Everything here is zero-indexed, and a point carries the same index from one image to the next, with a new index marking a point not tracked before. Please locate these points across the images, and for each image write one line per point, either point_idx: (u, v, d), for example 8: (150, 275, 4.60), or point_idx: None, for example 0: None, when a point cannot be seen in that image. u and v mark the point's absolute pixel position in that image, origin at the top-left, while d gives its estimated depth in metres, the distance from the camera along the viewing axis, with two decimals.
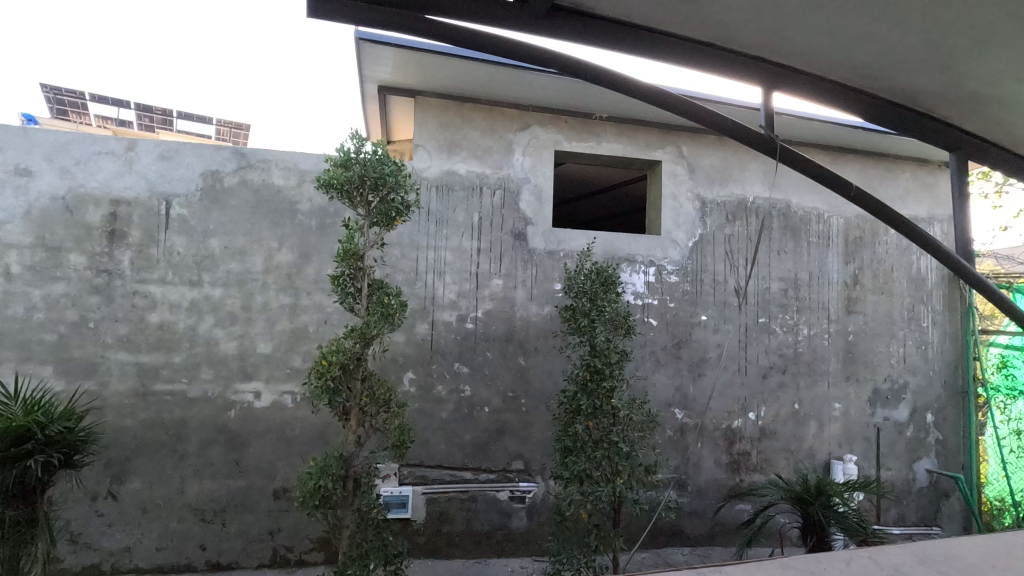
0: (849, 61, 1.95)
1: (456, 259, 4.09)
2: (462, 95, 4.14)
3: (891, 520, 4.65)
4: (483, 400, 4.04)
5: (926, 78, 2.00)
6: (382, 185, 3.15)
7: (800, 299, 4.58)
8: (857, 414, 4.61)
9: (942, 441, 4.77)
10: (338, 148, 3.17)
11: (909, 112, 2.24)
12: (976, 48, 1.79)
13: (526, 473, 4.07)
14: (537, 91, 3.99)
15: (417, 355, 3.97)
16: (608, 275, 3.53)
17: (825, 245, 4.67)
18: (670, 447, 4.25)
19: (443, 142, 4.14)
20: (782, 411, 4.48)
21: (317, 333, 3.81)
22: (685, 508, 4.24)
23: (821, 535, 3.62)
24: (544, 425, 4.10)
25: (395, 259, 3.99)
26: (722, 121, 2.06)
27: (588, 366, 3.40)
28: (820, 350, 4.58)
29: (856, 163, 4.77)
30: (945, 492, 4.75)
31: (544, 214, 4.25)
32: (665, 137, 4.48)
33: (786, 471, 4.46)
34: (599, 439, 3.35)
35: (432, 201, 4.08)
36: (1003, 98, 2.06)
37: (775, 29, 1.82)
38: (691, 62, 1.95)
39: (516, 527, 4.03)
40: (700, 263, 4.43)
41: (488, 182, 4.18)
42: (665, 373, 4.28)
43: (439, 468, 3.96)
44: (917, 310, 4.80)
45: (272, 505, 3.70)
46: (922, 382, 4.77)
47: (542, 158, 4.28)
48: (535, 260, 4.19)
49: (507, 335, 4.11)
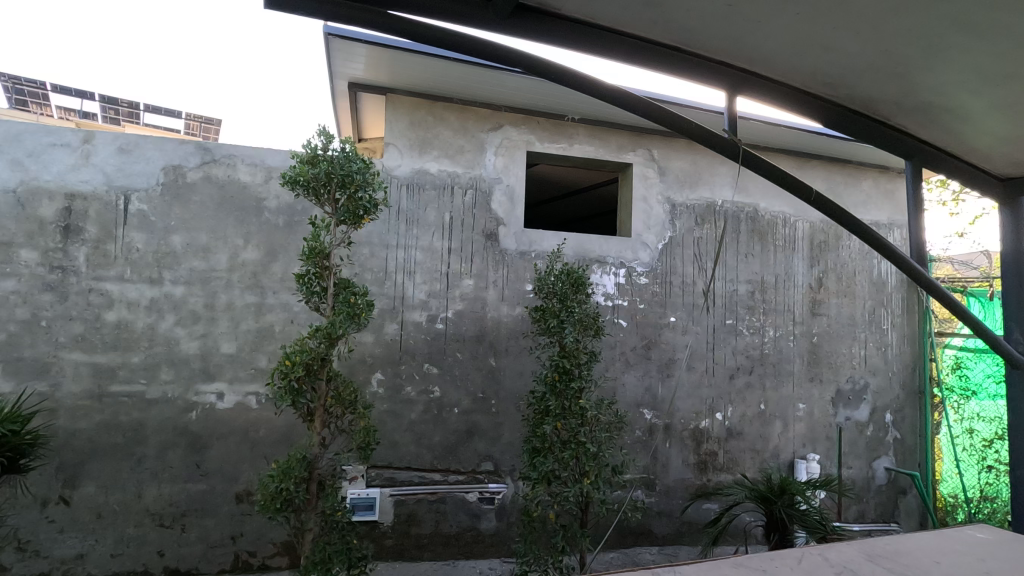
0: (809, 68, 1.99)
1: (427, 258, 4.05)
2: (435, 94, 4.11)
3: (852, 517, 4.77)
4: (453, 401, 4.01)
5: (882, 87, 2.06)
6: (349, 183, 3.11)
7: (767, 302, 4.67)
8: (820, 414, 4.73)
9: (900, 440, 4.92)
10: (304, 145, 3.11)
11: (866, 120, 2.30)
12: (929, 59, 1.84)
13: (495, 474, 4.06)
14: (510, 91, 3.98)
15: (386, 356, 3.92)
16: (578, 275, 3.53)
17: (791, 249, 4.77)
18: (638, 447, 4.28)
19: (414, 141, 4.10)
20: (748, 411, 4.56)
21: (283, 332, 3.73)
22: (653, 508, 4.29)
23: (783, 533, 3.69)
24: (513, 426, 4.09)
25: (365, 258, 3.94)
26: (686, 124, 2.08)
27: (557, 367, 3.40)
28: (785, 352, 4.68)
29: (821, 169, 4.89)
30: (902, 490, 4.90)
31: (516, 215, 4.25)
32: (636, 140, 4.52)
33: (752, 470, 4.54)
34: (567, 439, 3.35)
35: (402, 200, 4.04)
36: (954, 108, 2.13)
37: (738, 34, 1.85)
38: (655, 65, 1.98)
39: (485, 528, 4.01)
40: (670, 265, 4.48)
41: (460, 182, 4.16)
42: (634, 374, 4.32)
43: (408, 469, 3.91)
44: (878, 312, 4.95)
45: (234, 509, 3.61)
46: (882, 383, 4.91)
47: (515, 159, 4.28)
48: (506, 261, 4.19)
49: (478, 335, 4.09)
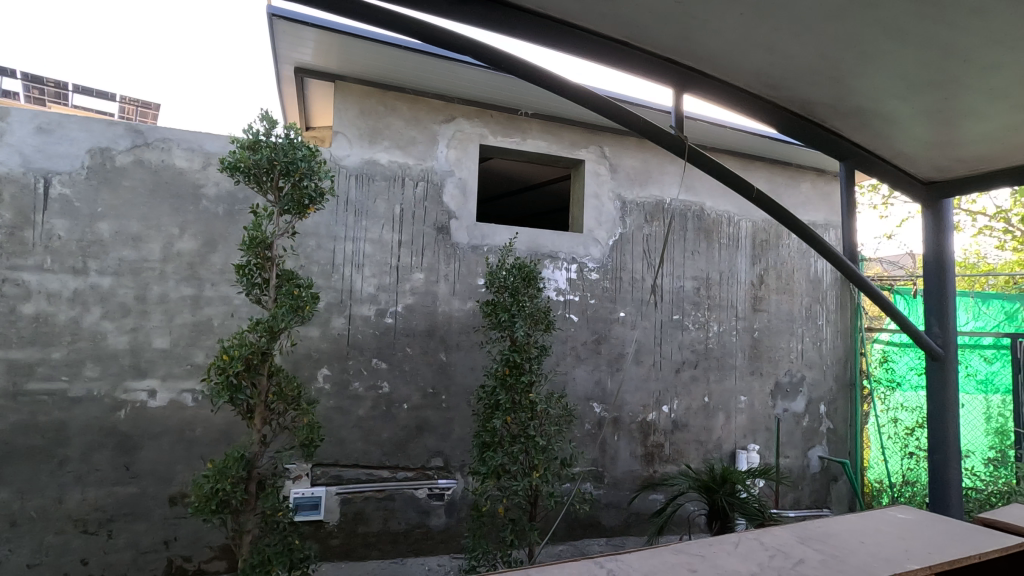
0: (751, 68, 2.05)
1: (376, 251, 3.96)
2: (386, 83, 4.02)
3: (788, 504, 5.00)
4: (402, 397, 3.94)
5: (818, 90, 2.15)
6: (293, 171, 2.99)
7: (711, 298, 4.82)
8: (760, 406, 4.92)
9: (832, 430, 5.19)
10: (244, 130, 2.97)
11: (804, 122, 2.39)
12: (862, 64, 1.93)
13: (445, 470, 4.02)
14: (465, 83, 3.94)
15: (333, 351, 3.81)
16: (529, 270, 3.54)
17: (735, 247, 4.94)
18: (588, 440, 4.34)
19: (364, 130, 4.00)
20: (693, 404, 4.69)
21: (223, 327, 3.57)
22: (601, 500, 4.36)
23: (724, 521, 3.83)
24: (464, 421, 4.06)
25: (311, 250, 3.81)
26: (634, 119, 2.10)
27: (507, 361, 3.40)
28: (728, 346, 4.84)
29: (763, 170, 5.08)
30: (833, 477, 5.18)
31: (468, 209, 4.21)
32: (589, 137, 4.57)
33: (696, 461, 4.68)
34: (516, 433, 3.37)
35: (351, 191, 3.93)
36: (884, 113, 2.25)
37: (685, 31, 1.88)
38: (603, 59, 1.99)
39: (434, 524, 3.96)
40: (620, 261, 4.56)
41: (411, 174, 4.08)
42: (585, 368, 4.37)
43: (355, 467, 3.82)
44: (814, 309, 5.19)
45: (168, 512, 3.43)
46: (817, 376, 5.16)
47: (467, 152, 4.23)
48: (458, 255, 4.14)
49: (429, 330, 4.03)
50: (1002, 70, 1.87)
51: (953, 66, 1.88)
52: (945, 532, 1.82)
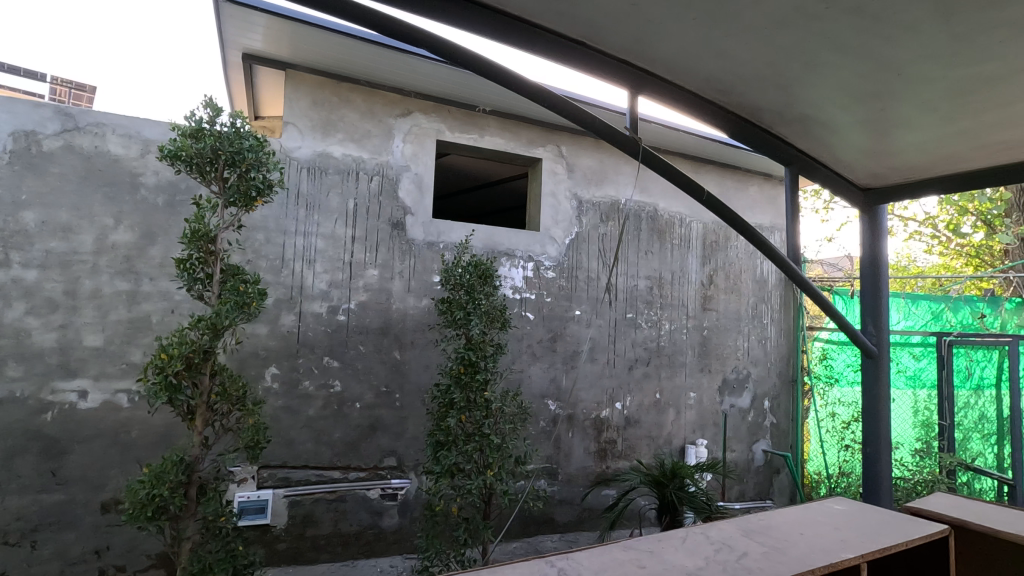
0: (703, 73, 2.10)
1: (328, 246, 3.85)
2: (341, 74, 3.91)
3: (734, 496, 5.18)
4: (355, 396, 3.85)
5: (766, 97, 2.22)
6: (239, 161, 2.86)
7: (663, 297, 4.94)
8: (709, 402, 5.08)
9: (776, 424, 5.41)
10: (187, 117, 2.83)
11: (753, 127, 2.47)
12: (807, 72, 2.00)
13: (398, 470, 3.96)
14: (422, 77, 3.88)
15: (281, 348, 3.69)
16: (485, 267, 3.52)
17: (686, 248, 5.07)
18: (542, 437, 4.37)
19: (317, 122, 3.88)
20: (645, 400, 4.79)
21: (162, 324, 3.39)
22: (555, 497, 4.39)
23: (674, 515, 3.93)
24: (418, 420, 4.01)
25: (259, 245, 3.67)
26: (589, 119, 2.11)
27: (462, 360, 3.37)
28: (679, 344, 4.97)
29: (714, 173, 5.24)
30: (776, 469, 5.40)
31: (424, 205, 4.15)
32: (547, 135, 4.58)
33: (648, 456, 4.79)
34: (471, 432, 3.35)
35: (302, 184, 3.80)
36: (825, 120, 2.35)
37: (640, 34, 1.90)
38: (560, 58, 1.99)
39: (386, 525, 3.90)
40: (576, 260, 4.60)
41: (366, 168, 3.99)
42: (540, 366, 4.39)
43: (305, 468, 3.71)
44: (760, 308, 5.39)
45: (100, 520, 3.23)
46: (762, 372, 5.36)
47: (424, 147, 4.17)
48: (413, 251, 4.08)
49: (383, 328, 3.96)
50: (931, 84, 1.98)
51: (888, 79, 1.98)
52: (876, 521, 1.91)
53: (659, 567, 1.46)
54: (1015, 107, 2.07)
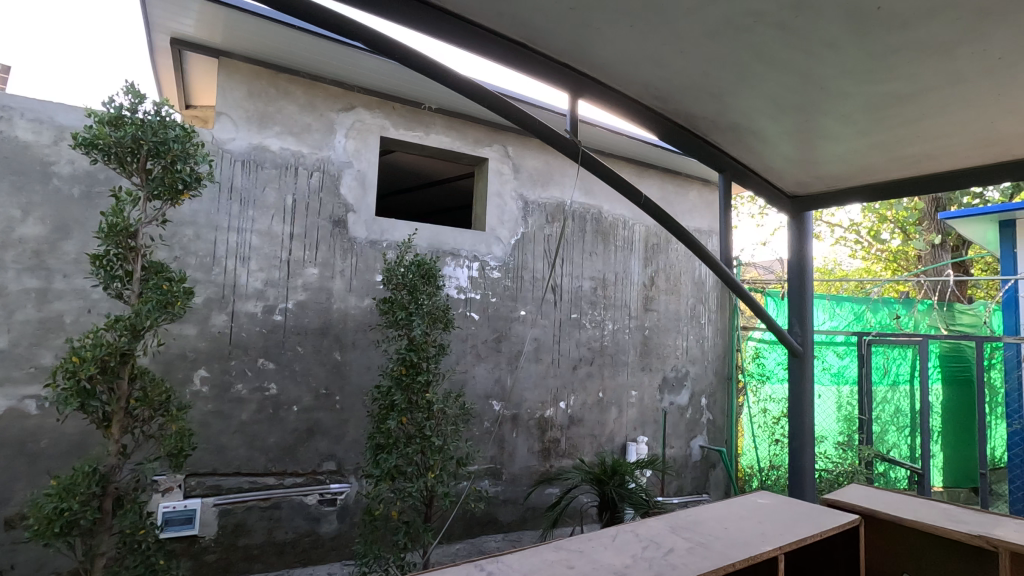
0: (641, 79, 2.14)
1: (264, 243, 3.70)
2: (280, 64, 3.77)
3: (672, 491, 5.35)
4: (292, 399, 3.72)
5: (700, 105, 2.29)
6: (163, 152, 2.70)
7: (607, 297, 5.03)
8: (649, 400, 5.22)
9: (712, 420, 5.63)
10: (104, 103, 2.64)
11: (688, 134, 2.55)
12: (738, 82, 2.08)
13: (338, 474, 3.85)
14: (365, 72, 3.79)
15: (212, 350, 3.51)
16: (429, 267, 3.49)
17: (629, 250, 5.18)
18: (486, 438, 4.36)
19: (252, 113, 3.71)
20: (588, 399, 4.87)
21: (77, 324, 3.15)
22: (498, 497, 4.40)
23: (614, 511, 4.01)
24: (359, 422, 3.91)
25: (187, 241, 3.48)
26: (530, 121, 2.11)
27: (404, 361, 3.32)
28: (621, 343, 5.08)
29: (655, 177, 5.39)
30: (712, 464, 5.61)
31: (367, 203, 4.05)
32: (493, 135, 4.58)
33: (590, 454, 4.86)
34: (412, 434, 3.30)
35: (236, 178, 3.63)
36: (756, 130, 2.45)
37: (579, 38, 1.92)
38: (499, 58, 1.98)
39: (324, 532, 3.78)
40: (521, 261, 4.62)
41: (305, 163, 3.86)
42: (484, 367, 4.38)
43: (236, 475, 3.55)
44: (698, 309, 5.58)
45: (2, 537, 2.97)
46: (699, 370, 5.56)
47: (367, 143, 4.07)
48: (355, 250, 3.98)
49: (323, 328, 3.84)
50: (849, 99, 2.10)
51: (811, 92, 2.08)
52: (797, 514, 2.00)
53: (587, 567, 1.47)
54: (923, 123, 2.22)
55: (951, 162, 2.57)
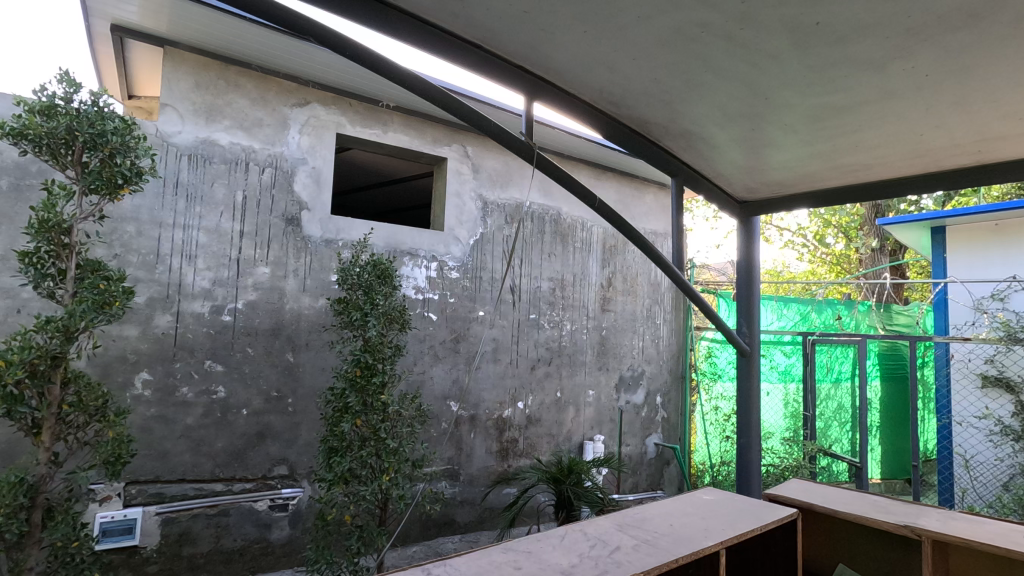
0: (594, 84, 2.17)
1: (212, 241, 3.57)
2: (230, 56, 3.64)
3: (627, 489, 5.45)
4: (241, 402, 3.60)
5: (653, 111, 2.34)
6: (100, 145, 2.58)
7: (565, 298, 5.08)
8: (606, 399, 5.30)
9: (666, 419, 5.77)
10: (35, 91, 2.50)
11: (641, 138, 2.60)
12: (688, 90, 2.13)
13: (290, 479, 3.76)
14: (320, 66, 3.70)
15: (155, 352, 3.37)
16: (385, 267, 3.45)
17: (587, 251, 5.25)
18: (444, 439, 4.33)
19: (200, 106, 3.58)
20: (546, 399, 4.91)
21: (4, 325, 2.97)
22: (455, 498, 4.38)
23: (569, 509, 4.06)
24: (312, 425, 3.83)
25: (128, 238, 3.32)
26: (484, 122, 2.11)
27: (358, 362, 3.26)
28: (579, 344, 5.14)
29: (613, 180, 5.48)
30: (666, 461, 5.75)
31: (322, 201, 3.97)
32: (451, 135, 4.56)
33: (548, 453, 4.90)
34: (366, 437, 3.25)
35: (182, 173, 3.50)
36: (705, 137, 2.52)
37: (533, 42, 1.93)
38: (453, 58, 1.98)
39: (275, 538, 3.68)
40: (480, 261, 4.61)
41: (257, 159, 3.75)
42: (442, 368, 4.36)
43: (181, 482, 3.41)
44: (654, 310, 5.70)
45: None
46: (655, 370, 5.68)
47: (323, 140, 3.98)
48: (309, 248, 3.89)
49: (275, 329, 3.73)
50: (792, 109, 2.19)
51: (757, 101, 2.15)
52: (740, 509, 2.07)
53: (534, 567, 1.48)
54: (860, 134, 2.34)
55: (885, 172, 2.72)
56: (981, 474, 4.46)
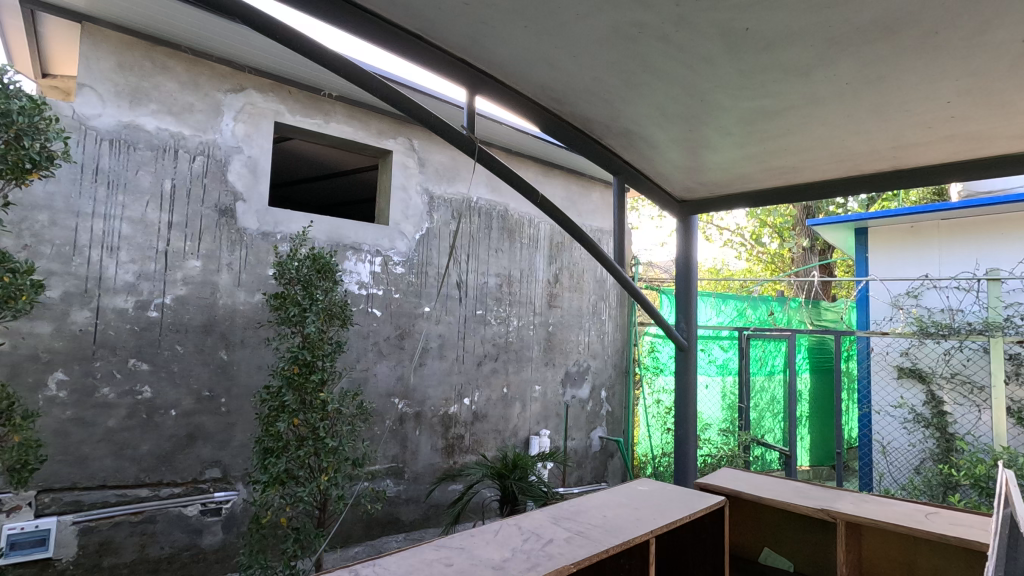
0: (536, 80, 2.18)
1: (136, 232, 3.36)
2: (158, 36, 3.43)
3: (573, 482, 5.53)
4: (169, 402, 3.42)
5: (594, 109, 2.37)
6: (4, 126, 2.36)
7: (512, 294, 5.09)
8: (552, 394, 5.36)
9: (611, 412, 5.89)
10: None
11: (583, 136, 2.63)
12: (629, 90, 2.17)
13: (223, 482, 3.60)
14: (257, 51, 3.54)
15: (72, 350, 3.14)
16: (325, 261, 3.35)
17: (534, 248, 5.28)
18: (388, 437, 4.27)
19: (123, 88, 3.35)
20: (493, 395, 4.91)
21: None
22: (399, 496, 4.32)
23: (514, 504, 4.08)
24: (247, 425, 3.68)
25: (41, 227, 3.07)
26: (424, 114, 2.07)
27: (296, 359, 3.15)
28: (526, 339, 5.16)
29: (560, 177, 5.53)
30: (610, 453, 5.88)
31: (259, 191, 3.81)
32: (397, 127, 4.47)
33: (495, 449, 4.91)
34: (304, 436, 3.15)
35: (102, 158, 3.27)
36: (645, 137, 2.57)
37: (474, 35, 1.91)
38: (391, 47, 1.93)
39: (206, 544, 3.51)
40: (425, 256, 4.56)
41: (187, 146, 3.55)
42: (386, 364, 4.28)
43: (101, 488, 3.20)
44: (599, 306, 5.80)
45: None
46: (600, 365, 5.78)
47: (259, 128, 3.82)
48: (244, 241, 3.72)
49: (206, 325, 3.56)
50: (727, 112, 2.26)
51: (693, 102, 2.21)
52: (672, 499, 2.13)
53: (466, 563, 1.47)
54: (789, 138, 2.45)
55: (812, 175, 2.86)
56: (896, 459, 4.82)
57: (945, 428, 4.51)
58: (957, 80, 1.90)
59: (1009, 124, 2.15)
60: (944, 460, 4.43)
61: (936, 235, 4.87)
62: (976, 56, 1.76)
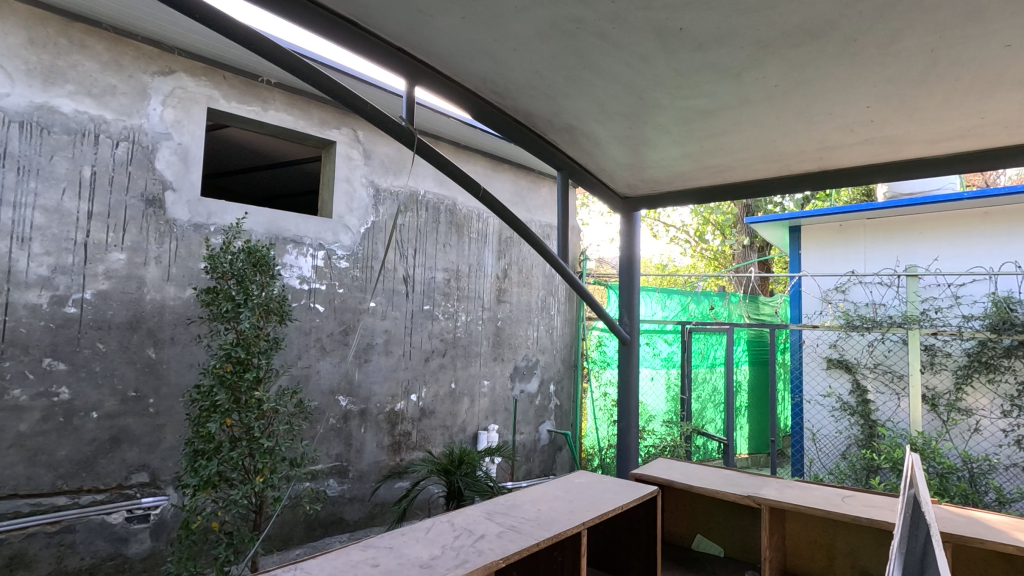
0: (477, 72, 2.15)
1: (51, 222, 3.12)
2: (75, 11, 3.19)
3: (521, 475, 5.56)
4: (90, 404, 3.21)
5: (536, 104, 2.37)
6: None
7: (460, 289, 5.05)
8: (500, 389, 5.36)
9: (559, 406, 5.96)
10: None
11: (525, 130, 2.62)
12: (569, 85, 2.17)
13: (151, 487, 3.42)
14: (186, 33, 3.36)
15: None
16: (261, 255, 3.22)
17: (483, 242, 5.25)
18: (331, 435, 4.16)
19: (35, 66, 3.11)
20: (440, 390, 4.87)
21: None
22: (343, 495, 4.22)
23: (460, 500, 4.07)
24: (178, 426, 3.50)
25: None
26: (360, 103, 2.01)
27: (229, 357, 3.02)
28: (473, 335, 5.14)
29: (508, 172, 5.52)
30: (558, 446, 5.96)
31: (191, 181, 3.62)
32: (340, 117, 4.34)
33: (442, 445, 4.88)
34: (237, 437, 3.02)
35: (11, 142, 3.02)
36: (587, 133, 2.59)
37: (411, 24, 1.87)
38: (325, 34, 1.86)
39: (132, 553, 3.32)
40: (370, 250, 4.46)
41: (109, 131, 3.33)
42: (329, 361, 4.18)
43: (12, 498, 2.96)
44: (548, 301, 5.84)
45: None
46: (548, 359, 5.83)
47: (190, 114, 3.63)
48: (174, 233, 3.53)
49: (132, 322, 3.36)
50: (664, 110, 2.31)
51: (632, 100, 2.24)
52: (608, 490, 2.17)
53: (393, 563, 1.45)
54: (724, 138, 2.52)
55: (746, 175, 2.97)
56: (825, 445, 5.09)
57: (869, 415, 4.81)
58: (876, 86, 2.00)
59: (921, 129, 2.29)
60: (868, 445, 4.72)
61: (862, 233, 5.17)
62: (891, 64, 1.86)
